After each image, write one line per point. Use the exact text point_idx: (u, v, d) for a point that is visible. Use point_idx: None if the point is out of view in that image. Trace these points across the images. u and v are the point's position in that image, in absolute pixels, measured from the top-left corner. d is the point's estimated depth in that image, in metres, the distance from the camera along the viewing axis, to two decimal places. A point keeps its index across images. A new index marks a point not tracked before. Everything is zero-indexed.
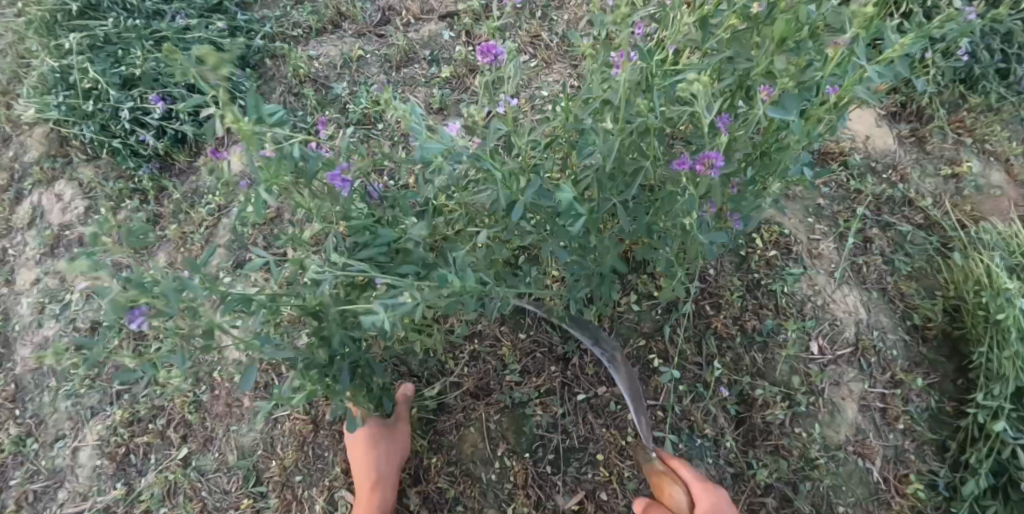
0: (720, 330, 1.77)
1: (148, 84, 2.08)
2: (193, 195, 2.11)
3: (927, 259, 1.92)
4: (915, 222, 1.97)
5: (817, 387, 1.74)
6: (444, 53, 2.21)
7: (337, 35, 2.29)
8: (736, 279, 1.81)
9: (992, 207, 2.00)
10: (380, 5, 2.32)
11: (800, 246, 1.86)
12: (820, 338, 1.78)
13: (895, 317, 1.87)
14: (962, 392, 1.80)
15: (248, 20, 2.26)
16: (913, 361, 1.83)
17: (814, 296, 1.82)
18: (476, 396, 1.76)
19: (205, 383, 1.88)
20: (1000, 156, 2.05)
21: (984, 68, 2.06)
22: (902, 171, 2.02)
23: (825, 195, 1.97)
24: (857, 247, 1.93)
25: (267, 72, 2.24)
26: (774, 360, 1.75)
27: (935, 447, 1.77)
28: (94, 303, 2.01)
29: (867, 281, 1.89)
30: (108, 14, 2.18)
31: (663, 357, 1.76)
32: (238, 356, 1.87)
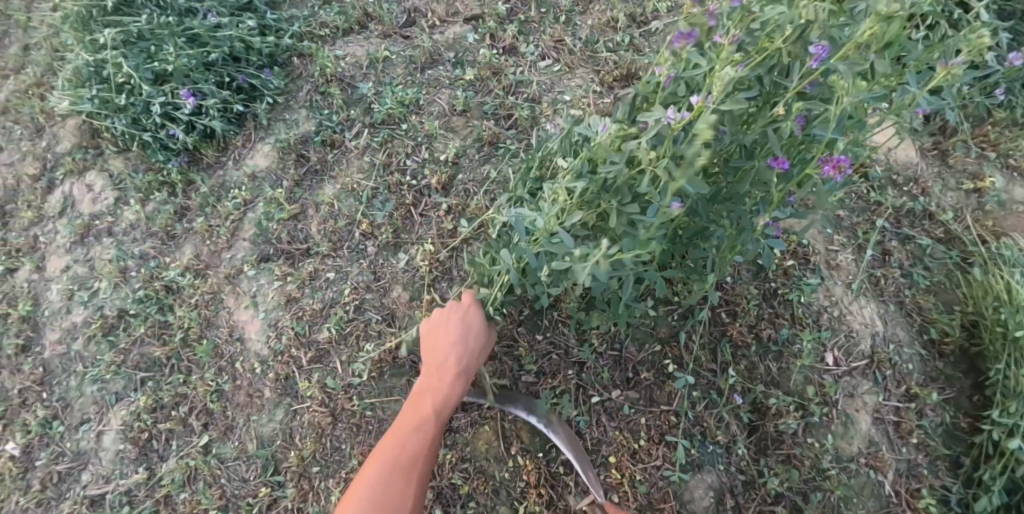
0: (736, 338, 1.78)
1: (179, 79, 2.09)
2: (219, 189, 2.15)
3: (946, 274, 1.92)
4: (935, 235, 1.97)
5: (832, 398, 1.74)
6: (468, 56, 2.23)
7: (364, 36, 2.33)
8: (753, 287, 1.82)
9: (1015, 222, 1.99)
10: (406, 7, 2.37)
11: (818, 256, 1.87)
12: (836, 349, 1.79)
13: (912, 330, 1.86)
14: (978, 408, 1.80)
15: (277, 19, 2.32)
16: (928, 376, 1.83)
17: (831, 307, 1.82)
18: (492, 395, 1.77)
19: (227, 374, 1.93)
20: None
21: (1010, 83, 2.05)
22: (923, 185, 2.02)
23: (845, 206, 1.97)
24: (875, 259, 1.93)
25: (294, 70, 2.28)
26: (789, 370, 1.76)
27: (948, 463, 1.77)
28: (123, 291, 2.07)
29: (884, 293, 1.89)
30: (142, 10, 2.21)
31: (678, 363, 1.77)
32: (261, 348, 1.92)
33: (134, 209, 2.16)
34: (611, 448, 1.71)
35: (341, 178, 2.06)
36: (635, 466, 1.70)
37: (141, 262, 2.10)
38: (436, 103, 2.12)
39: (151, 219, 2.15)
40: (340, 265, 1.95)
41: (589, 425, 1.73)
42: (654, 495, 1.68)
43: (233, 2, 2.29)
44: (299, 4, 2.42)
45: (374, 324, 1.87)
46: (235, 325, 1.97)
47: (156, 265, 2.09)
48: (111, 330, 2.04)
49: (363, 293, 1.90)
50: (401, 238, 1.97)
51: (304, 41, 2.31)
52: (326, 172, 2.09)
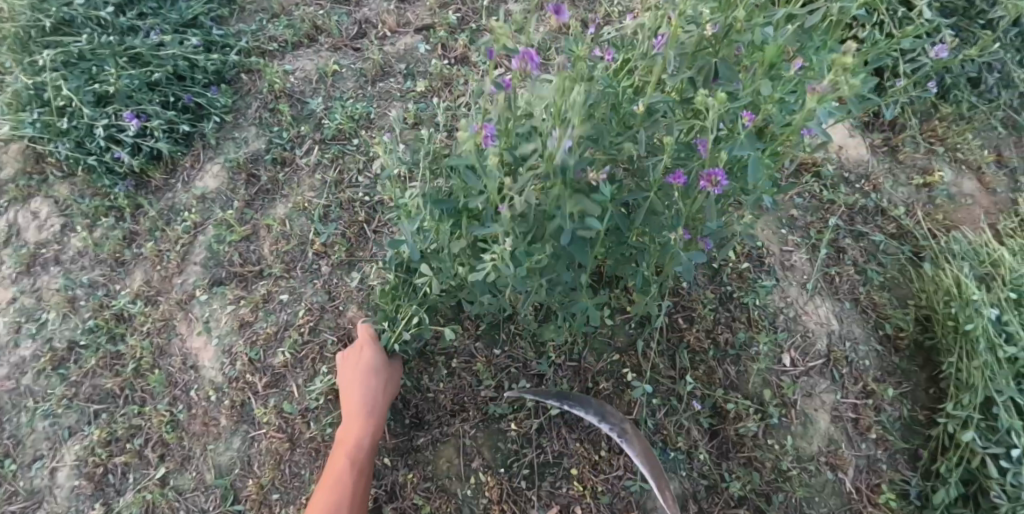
0: (693, 345, 1.78)
1: (121, 101, 2.04)
2: (169, 212, 2.09)
3: (898, 270, 1.95)
4: (887, 231, 1.99)
5: (790, 399, 1.75)
6: (420, 67, 2.20)
7: (313, 49, 2.28)
8: (708, 292, 1.82)
9: (964, 216, 2.01)
10: (356, 18, 2.33)
11: (772, 258, 1.88)
12: (792, 350, 1.80)
13: (868, 327, 1.88)
14: (934, 401, 1.83)
15: (224, 34, 2.26)
16: (886, 371, 1.85)
17: (786, 308, 1.83)
18: (453, 411, 1.78)
19: (183, 403, 1.89)
20: (972, 165, 2.07)
21: (955, 78, 2.06)
22: (874, 181, 2.04)
23: (798, 206, 1.99)
24: (829, 257, 1.95)
25: (242, 87, 2.22)
26: (746, 372, 1.76)
27: (907, 456, 1.79)
28: (73, 322, 2.01)
29: (838, 292, 1.90)
30: (82, 30, 2.12)
31: (637, 371, 1.77)
32: (216, 375, 1.88)
33: (80, 236, 2.10)
34: (573, 460, 1.71)
35: (293, 197, 2.02)
36: (597, 476, 1.69)
37: (90, 292, 2.05)
38: (387, 117, 2.10)
39: (99, 246, 2.09)
40: (294, 286, 1.92)
41: (550, 438, 1.73)
42: (616, 506, 1.68)
43: (177, 19, 2.22)
44: (247, 18, 2.37)
45: (330, 345, 1.84)
46: (189, 353, 1.93)
47: (106, 293, 2.04)
48: (61, 363, 1.98)
49: (318, 314, 1.88)
50: (355, 256, 1.95)
51: (252, 56, 2.26)
52: (278, 192, 2.05)
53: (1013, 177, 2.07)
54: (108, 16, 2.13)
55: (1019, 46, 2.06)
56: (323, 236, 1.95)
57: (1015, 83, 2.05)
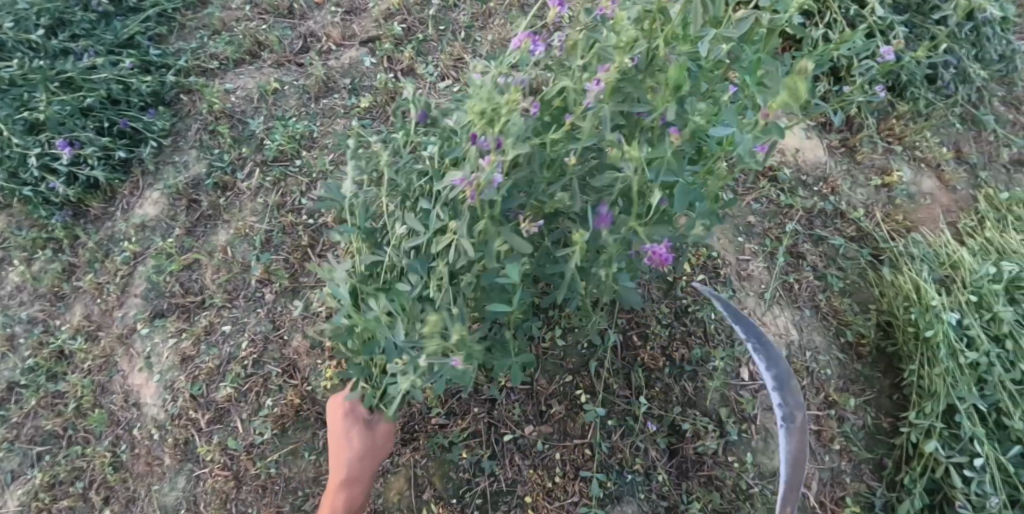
0: (648, 363, 1.73)
1: (53, 128, 1.94)
2: (109, 242, 2.01)
3: (859, 274, 1.90)
4: (847, 234, 1.95)
5: (750, 414, 1.70)
6: (365, 81, 2.12)
7: (256, 66, 2.19)
8: (663, 307, 1.77)
9: (924, 215, 1.97)
10: (301, 32, 2.25)
11: (728, 268, 1.84)
12: (751, 364, 1.74)
13: (829, 335, 1.84)
14: (898, 408, 1.78)
15: (162, 54, 2.17)
16: (848, 380, 1.81)
17: (743, 320, 1.78)
18: (403, 441, 1.72)
19: (126, 441, 1.83)
20: (931, 163, 2.03)
21: (911, 74, 2.00)
22: (832, 183, 1.99)
23: (755, 211, 1.94)
24: (788, 264, 1.89)
25: (182, 108, 2.14)
26: (704, 389, 1.71)
27: (872, 466, 1.75)
28: (12, 360, 1.93)
29: (798, 300, 1.86)
30: (13, 53, 2.02)
31: (589, 393, 1.71)
32: (158, 412, 1.82)
33: (17, 270, 2.01)
34: (527, 487, 1.66)
35: (234, 223, 1.96)
36: (550, 504, 1.64)
37: (29, 328, 1.97)
38: (330, 135, 2.02)
39: (37, 280, 2.01)
40: (236, 316, 1.87)
41: (501, 466, 1.68)
42: None
43: (112, 39, 2.13)
44: (187, 35, 2.28)
45: (274, 377, 1.79)
46: (131, 390, 1.86)
47: (45, 330, 1.96)
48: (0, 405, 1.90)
49: (262, 345, 1.82)
50: (299, 282, 1.89)
51: (191, 76, 2.18)
52: (220, 217, 1.98)
53: (972, 173, 2.04)
54: (39, 40, 2.03)
55: (975, 40, 2.02)
56: (268, 263, 1.90)
57: (972, 78, 2.01)
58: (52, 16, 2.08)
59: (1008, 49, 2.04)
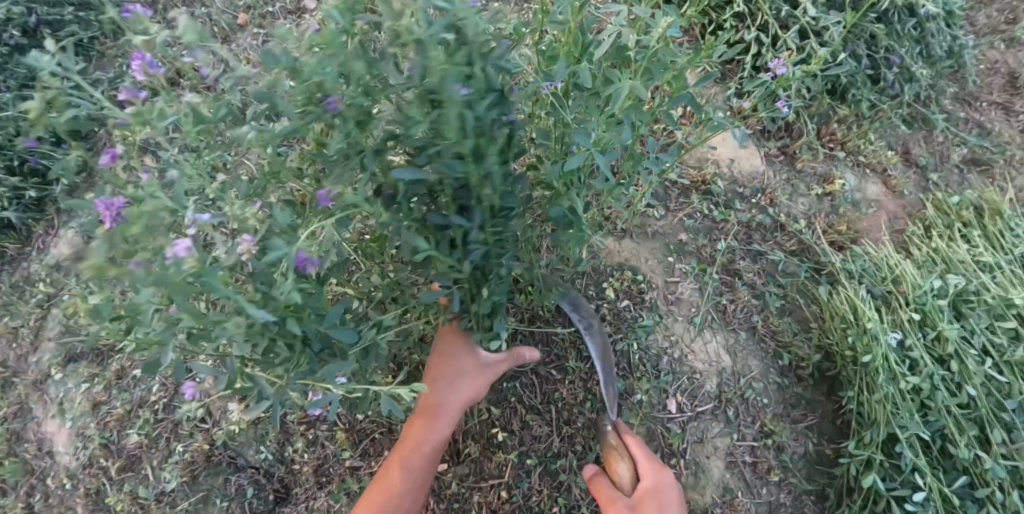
0: (568, 399, 1.64)
1: None
2: (24, 284, 1.96)
3: (799, 291, 1.79)
4: (788, 248, 1.83)
5: (678, 448, 1.62)
6: (284, 106, 2.05)
7: (174, 94, 2.13)
8: (584, 337, 1.68)
9: (868, 225, 1.87)
10: (221, 55, 2.17)
11: (654, 292, 1.74)
12: (678, 394, 1.66)
13: (766, 359, 1.73)
14: (841, 434, 1.68)
15: (77, 86, 2.09)
16: (787, 406, 1.70)
17: (671, 348, 1.69)
18: (319, 484, 1.69)
19: (39, 492, 1.78)
20: (875, 168, 1.93)
21: (851, 76, 1.89)
22: (770, 195, 1.88)
23: (688, 228, 1.83)
24: (722, 284, 1.79)
25: (98, 142, 2.07)
26: (629, 423, 1.62)
27: (813, 496, 1.65)
28: None
29: (732, 322, 1.75)
30: None
31: (507, 430, 1.63)
32: (70, 461, 1.77)
33: None
34: None
35: (146, 260, 1.90)
36: None
37: None
38: (245, 166, 1.97)
39: None
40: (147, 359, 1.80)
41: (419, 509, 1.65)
42: None
43: (25, 72, 2.05)
44: (106, 63, 2.19)
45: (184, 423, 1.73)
46: (44, 438, 1.81)
47: None
48: None
49: (172, 389, 1.76)
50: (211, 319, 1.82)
51: (107, 107, 2.10)
52: (133, 255, 1.92)
53: (921, 176, 1.95)
54: None
55: (919, 36, 1.91)
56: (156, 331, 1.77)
57: (917, 77, 1.89)
58: None
59: (953, 44, 1.95)
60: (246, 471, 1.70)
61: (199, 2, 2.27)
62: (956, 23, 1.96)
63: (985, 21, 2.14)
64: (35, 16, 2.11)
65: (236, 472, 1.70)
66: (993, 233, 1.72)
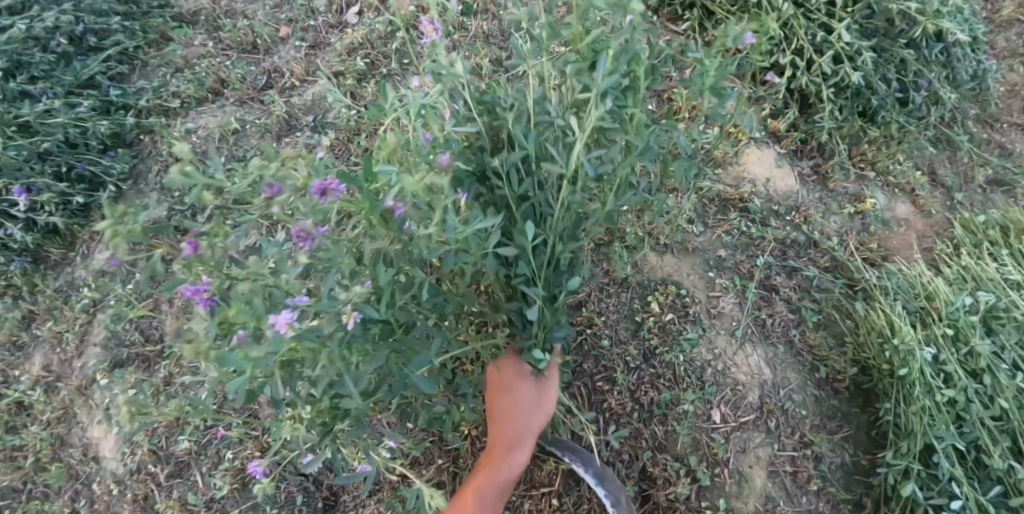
0: (616, 409, 1.69)
1: (9, 175, 1.91)
2: (69, 289, 1.97)
3: (834, 306, 1.85)
4: (821, 265, 1.90)
5: (722, 458, 1.66)
6: (329, 118, 2.09)
7: (218, 103, 2.16)
8: (630, 348, 1.74)
9: (898, 242, 1.95)
10: (264, 67, 2.21)
11: (698, 305, 1.79)
12: (722, 405, 1.71)
13: (804, 371, 1.79)
14: (877, 445, 1.73)
15: (122, 94, 2.12)
16: (824, 417, 1.76)
17: (714, 360, 1.74)
18: (368, 491, 1.72)
19: (84, 497, 1.79)
20: (905, 189, 2.01)
21: (882, 98, 1.95)
22: (805, 213, 1.94)
23: (726, 244, 1.89)
24: (760, 299, 1.85)
25: (144, 149, 2.10)
26: (675, 432, 1.67)
27: (851, 506, 1.69)
28: None
29: (771, 335, 1.81)
30: None
31: (557, 439, 1.68)
32: (117, 466, 1.78)
33: None
34: None
35: (194, 269, 1.93)
36: None
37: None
38: (292, 176, 2.00)
39: None
40: (196, 367, 1.83)
41: None
42: None
43: (71, 80, 2.08)
44: (149, 72, 2.22)
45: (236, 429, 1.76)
46: (90, 443, 1.82)
47: (3, 381, 1.91)
48: None
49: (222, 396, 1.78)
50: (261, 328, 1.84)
51: (153, 116, 2.13)
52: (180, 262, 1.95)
53: (947, 196, 2.03)
54: None
55: (946, 61, 1.99)
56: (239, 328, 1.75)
57: (945, 101, 1.97)
58: (9, 57, 2.02)
59: (978, 68, 2.04)
60: (295, 478, 1.72)
61: (241, 14, 2.31)
62: (980, 49, 2.05)
63: (1004, 45, 2.24)
64: (83, 25, 2.14)
65: (286, 479, 1.73)
66: (1019, 252, 1.79)
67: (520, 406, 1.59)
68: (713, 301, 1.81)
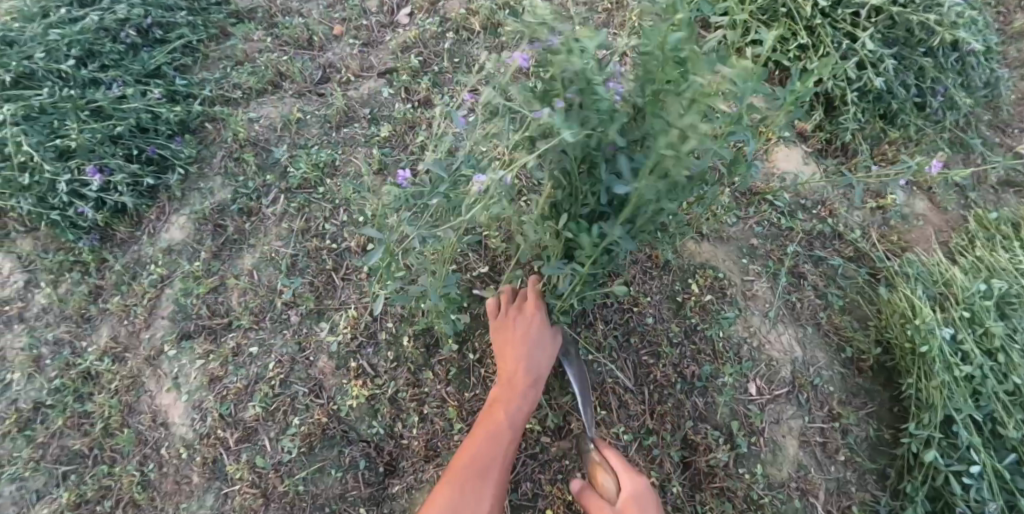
0: (661, 381, 1.82)
1: (84, 156, 2.01)
2: (135, 265, 2.07)
3: (858, 292, 1.99)
4: (846, 255, 2.05)
5: (758, 427, 1.80)
6: (384, 111, 2.22)
7: (278, 95, 2.29)
8: (672, 326, 1.87)
9: (916, 236, 2.13)
10: (320, 62, 2.35)
11: (735, 288, 1.93)
12: (758, 379, 1.85)
13: (830, 351, 1.92)
14: (898, 419, 1.87)
15: (187, 83, 2.23)
16: (850, 393, 1.89)
17: (750, 338, 1.88)
18: (426, 457, 1.81)
19: (152, 461, 1.87)
20: (922, 187, 2.19)
21: (902, 103, 2.15)
22: (830, 207, 2.10)
23: (758, 234, 2.03)
24: (791, 283, 1.99)
25: (207, 136, 2.22)
26: (714, 404, 1.81)
27: (875, 475, 1.83)
28: (38, 382, 1.96)
29: (800, 317, 1.95)
30: (43, 83, 2.07)
31: (605, 408, 1.80)
32: (186, 432, 1.87)
33: (45, 292, 2.06)
34: (547, 501, 1.76)
35: (259, 247, 2.04)
36: None
37: (56, 350, 2.00)
38: (352, 163, 2.13)
39: (64, 302, 2.06)
40: (262, 338, 1.93)
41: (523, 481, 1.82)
42: None
43: (140, 69, 2.19)
44: (210, 65, 2.35)
45: (301, 398, 1.86)
46: (158, 409, 1.91)
47: (72, 352, 2.00)
48: (26, 425, 1.93)
49: (288, 366, 1.89)
50: (323, 304, 1.96)
51: (216, 105, 2.25)
52: (245, 242, 2.06)
53: (960, 194, 2.21)
54: (70, 69, 2.07)
55: (960, 69, 2.19)
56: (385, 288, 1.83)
57: (959, 106, 2.16)
58: (82, 47, 2.12)
59: (990, 77, 2.23)
60: (358, 444, 1.82)
61: (297, 12, 2.44)
62: (991, 59, 2.24)
63: (1015, 55, 2.41)
64: (151, 18, 2.26)
65: (349, 444, 1.83)
66: None
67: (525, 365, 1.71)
68: (748, 283, 1.95)
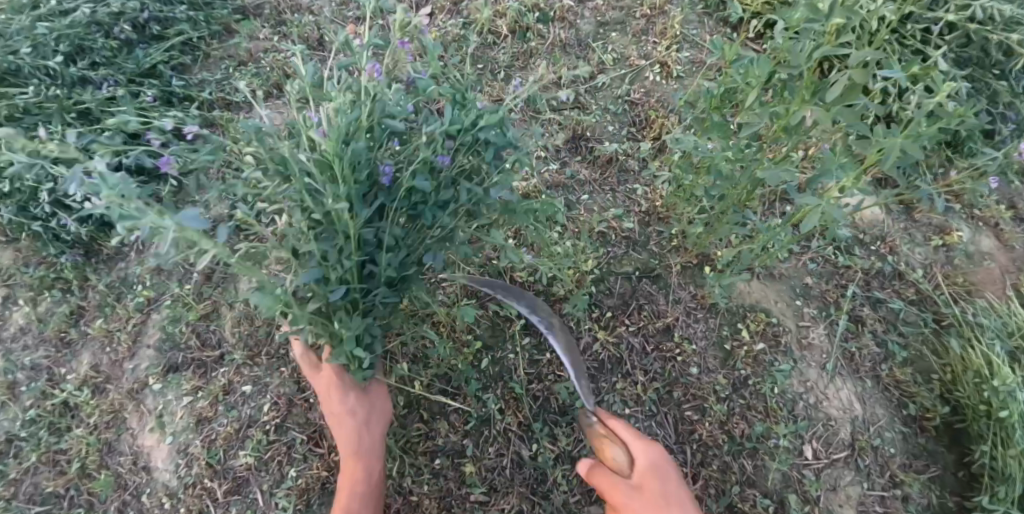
0: (706, 440, 1.65)
1: (68, 162, 1.81)
2: (121, 285, 1.88)
3: (921, 341, 1.78)
4: (906, 297, 1.84)
5: (813, 496, 1.62)
6: None
7: (283, 100, 2.09)
8: (720, 378, 1.69)
9: (983, 277, 1.90)
10: (330, 65, 2.15)
11: (789, 335, 1.74)
12: (814, 441, 1.66)
13: (891, 407, 1.72)
14: (966, 487, 1.66)
15: (186, 85, 2.05)
16: (912, 456, 1.68)
17: (806, 394, 1.70)
18: None
19: (131, 509, 1.68)
20: (988, 222, 1.97)
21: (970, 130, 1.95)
22: (890, 243, 1.90)
23: (812, 272, 1.83)
24: (849, 329, 1.78)
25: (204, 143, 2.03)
26: (765, 468, 1.63)
27: None
28: (11, 411, 1.76)
29: (860, 369, 1.75)
30: (29, 81, 1.86)
31: None
32: (172, 476, 1.69)
33: (23, 311, 1.86)
34: None
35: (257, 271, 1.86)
36: None
37: (32, 377, 1.81)
38: None
39: (43, 323, 1.86)
40: (256, 376, 1.75)
41: None
42: None
43: (134, 68, 2.00)
44: (211, 65, 2.16)
45: (298, 446, 1.68)
46: (140, 451, 1.72)
47: (49, 379, 1.80)
48: None
49: (285, 409, 1.71)
50: None
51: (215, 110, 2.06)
52: (242, 263, 1.88)
53: None
54: (57, 65, 1.87)
55: None
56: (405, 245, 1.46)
57: None
58: (72, 42, 1.92)
59: None
60: None
61: (308, 10, 2.25)
62: None
63: None
64: (148, 12, 2.07)
65: None
66: None
67: (349, 433, 1.51)
68: (803, 330, 1.76)
